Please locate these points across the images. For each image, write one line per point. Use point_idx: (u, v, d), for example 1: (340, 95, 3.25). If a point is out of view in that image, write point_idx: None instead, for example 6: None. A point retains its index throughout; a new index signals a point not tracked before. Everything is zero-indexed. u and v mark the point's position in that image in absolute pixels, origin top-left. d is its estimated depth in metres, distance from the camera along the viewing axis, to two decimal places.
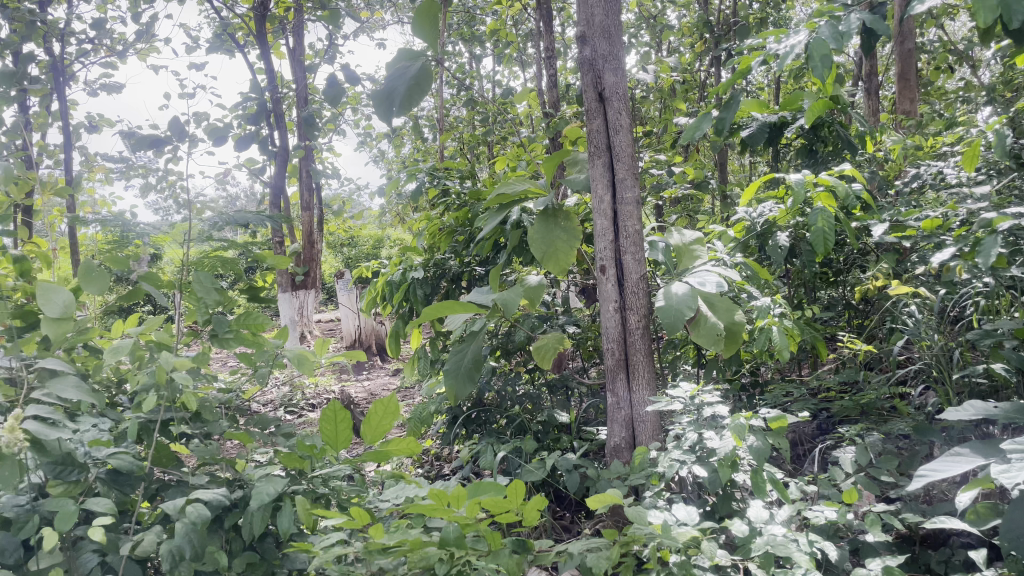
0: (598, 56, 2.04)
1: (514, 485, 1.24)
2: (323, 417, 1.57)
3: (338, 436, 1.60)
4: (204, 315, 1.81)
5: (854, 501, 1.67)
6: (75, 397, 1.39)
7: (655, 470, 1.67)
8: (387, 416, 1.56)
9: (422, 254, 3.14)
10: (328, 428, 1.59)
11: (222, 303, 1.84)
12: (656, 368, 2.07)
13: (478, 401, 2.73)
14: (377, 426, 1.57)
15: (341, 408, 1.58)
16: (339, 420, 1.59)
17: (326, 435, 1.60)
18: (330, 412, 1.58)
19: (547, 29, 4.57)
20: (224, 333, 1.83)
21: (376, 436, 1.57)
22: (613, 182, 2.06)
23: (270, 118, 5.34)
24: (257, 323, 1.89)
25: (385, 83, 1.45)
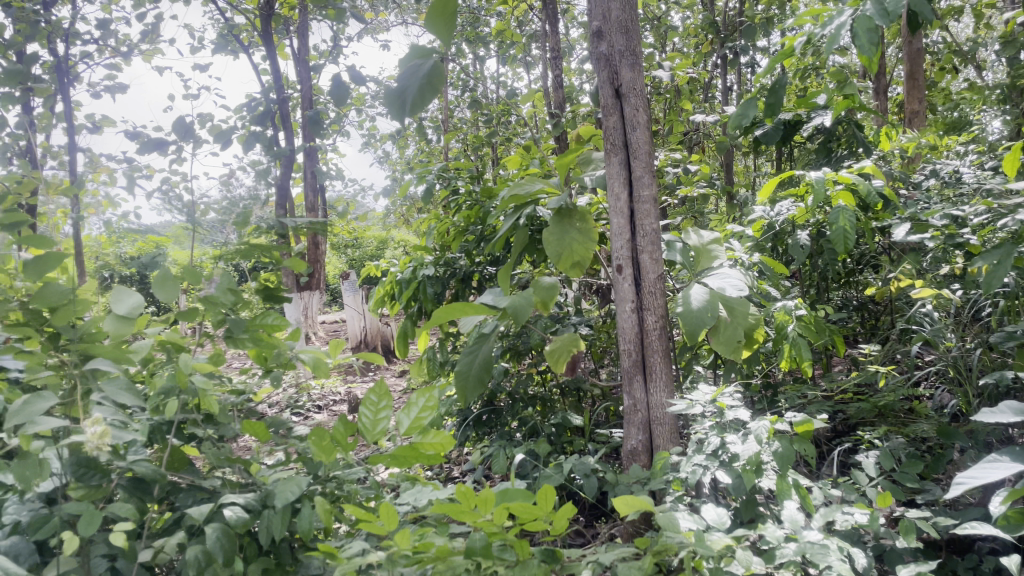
0: (614, 52, 2.00)
1: (547, 490, 1.20)
2: (370, 396, 1.54)
3: (375, 423, 1.53)
4: (219, 315, 1.77)
5: (887, 506, 1.61)
6: (132, 402, 1.45)
7: (678, 474, 1.63)
8: (426, 412, 1.56)
9: (431, 254, 3.11)
10: (368, 413, 1.54)
11: (238, 302, 1.80)
12: (673, 371, 2.03)
13: (489, 403, 2.70)
14: (415, 419, 1.56)
15: (387, 396, 1.56)
16: (381, 407, 1.55)
17: (364, 418, 1.53)
18: (375, 395, 1.56)
19: (554, 28, 4.55)
20: (239, 333, 1.79)
21: (412, 430, 1.54)
22: (629, 180, 2.01)
23: (275, 118, 5.32)
24: (273, 324, 1.88)
25: (395, 81, 1.23)
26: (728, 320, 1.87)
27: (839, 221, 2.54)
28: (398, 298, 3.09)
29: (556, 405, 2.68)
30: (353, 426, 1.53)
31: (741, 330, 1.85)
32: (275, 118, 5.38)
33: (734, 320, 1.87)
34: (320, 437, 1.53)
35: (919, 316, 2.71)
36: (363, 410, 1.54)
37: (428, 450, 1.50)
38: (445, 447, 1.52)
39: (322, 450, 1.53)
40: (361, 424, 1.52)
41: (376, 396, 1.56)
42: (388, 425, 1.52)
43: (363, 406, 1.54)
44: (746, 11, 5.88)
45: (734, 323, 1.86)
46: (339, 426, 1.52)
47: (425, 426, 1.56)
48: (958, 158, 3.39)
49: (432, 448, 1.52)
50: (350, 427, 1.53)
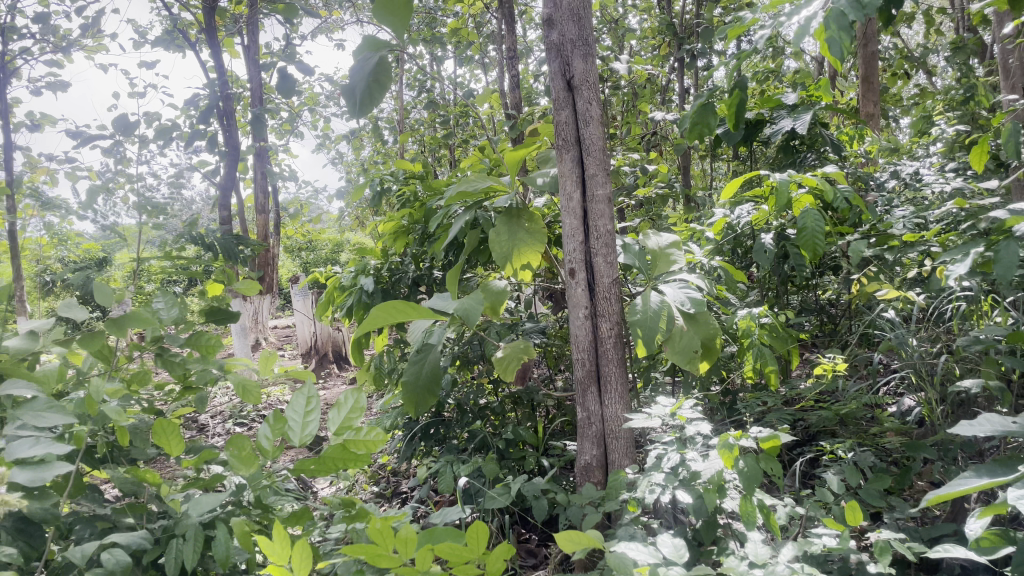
0: (566, 40, 1.87)
1: (477, 525, 1.11)
2: (296, 396, 1.37)
3: (304, 426, 1.35)
4: (152, 334, 1.57)
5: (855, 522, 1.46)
6: (58, 424, 1.23)
7: (634, 494, 1.50)
8: (356, 411, 1.40)
9: (379, 258, 2.94)
10: (297, 414, 1.37)
11: (177, 319, 1.62)
12: (629, 381, 1.91)
13: (437, 416, 2.55)
14: (344, 419, 1.39)
15: (316, 397, 1.40)
16: (310, 407, 1.38)
17: (292, 421, 1.36)
18: (300, 397, 1.40)
19: (510, 26, 4.42)
20: (172, 352, 1.60)
21: (341, 429, 1.38)
22: (583, 178, 1.89)
23: (223, 117, 5.10)
24: (209, 343, 1.65)
25: (350, 77, 1.58)
26: (686, 329, 1.81)
27: (803, 224, 2.47)
28: (344, 305, 2.91)
29: (506, 417, 2.53)
30: (283, 428, 1.39)
31: (698, 339, 1.80)
32: (222, 115, 5.14)
33: (693, 329, 1.80)
34: (240, 444, 1.36)
35: (881, 320, 2.62)
36: (291, 411, 1.38)
37: (359, 447, 1.36)
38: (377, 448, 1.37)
39: (242, 461, 1.36)
40: (289, 426, 1.35)
41: (303, 397, 1.40)
42: (317, 428, 1.35)
43: (291, 407, 1.37)
44: (704, 13, 5.82)
45: (691, 332, 1.80)
46: (266, 432, 1.37)
47: (357, 428, 1.40)
48: (917, 164, 3.34)
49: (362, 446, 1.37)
50: (279, 431, 1.37)
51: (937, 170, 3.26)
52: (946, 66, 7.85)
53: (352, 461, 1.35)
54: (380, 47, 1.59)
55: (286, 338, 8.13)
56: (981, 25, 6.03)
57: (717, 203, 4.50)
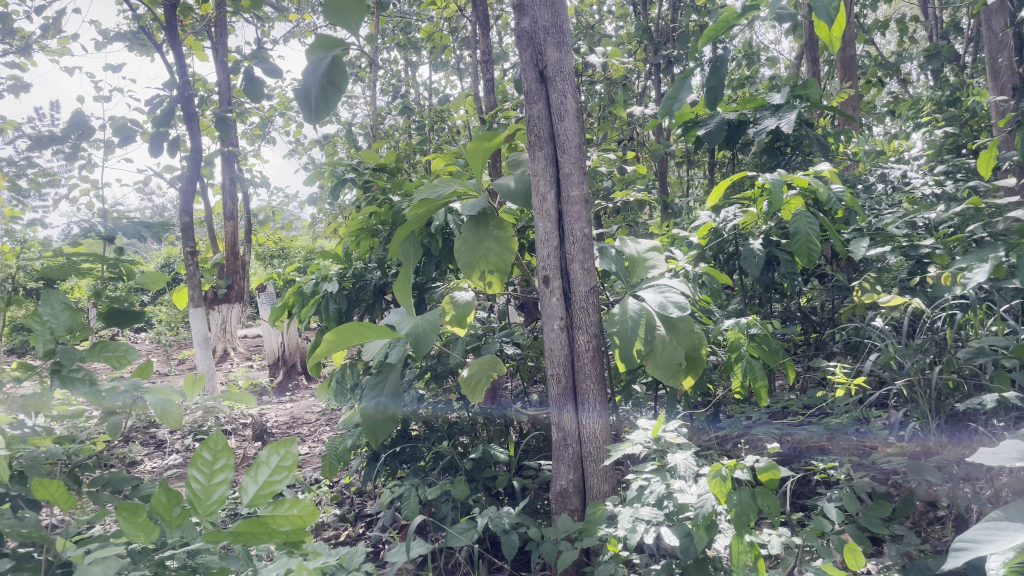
0: (538, 28, 1.72)
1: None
2: (201, 455, 1.14)
3: (209, 493, 1.15)
4: (43, 343, 1.40)
5: (854, 566, 1.37)
6: None
7: (614, 533, 1.34)
8: (278, 474, 1.19)
9: (342, 264, 2.77)
10: (201, 476, 1.16)
11: (72, 328, 1.45)
12: (608, 399, 1.76)
13: (402, 434, 2.38)
14: (263, 484, 1.18)
15: (225, 453, 1.16)
16: (219, 465, 1.16)
17: (194, 484, 1.15)
18: (209, 451, 1.16)
19: (485, 29, 4.27)
20: (70, 366, 1.40)
21: (257, 501, 1.17)
22: (556, 178, 1.74)
23: (188, 119, 4.91)
24: (118, 354, 1.49)
25: (305, 76, 1.64)
26: (669, 341, 1.68)
27: (799, 228, 2.35)
28: (304, 315, 2.74)
29: (477, 435, 2.37)
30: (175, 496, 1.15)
31: (683, 351, 1.67)
32: (185, 118, 4.94)
33: (677, 340, 1.68)
34: (131, 514, 1.13)
35: (870, 330, 2.50)
36: (193, 473, 1.16)
37: (281, 522, 1.17)
38: (305, 522, 1.17)
39: (137, 529, 1.14)
40: (189, 492, 1.15)
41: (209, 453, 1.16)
42: (227, 494, 1.15)
43: (193, 469, 1.15)
44: (681, 19, 5.73)
45: (675, 344, 1.67)
46: (159, 497, 1.15)
47: (278, 492, 1.19)
48: (904, 168, 3.24)
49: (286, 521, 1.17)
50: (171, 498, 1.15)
51: (922, 175, 3.17)
52: (919, 75, 7.86)
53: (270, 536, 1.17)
54: (332, 47, 1.66)
55: (254, 347, 7.92)
56: (955, 32, 6.00)
57: (695, 209, 4.39)
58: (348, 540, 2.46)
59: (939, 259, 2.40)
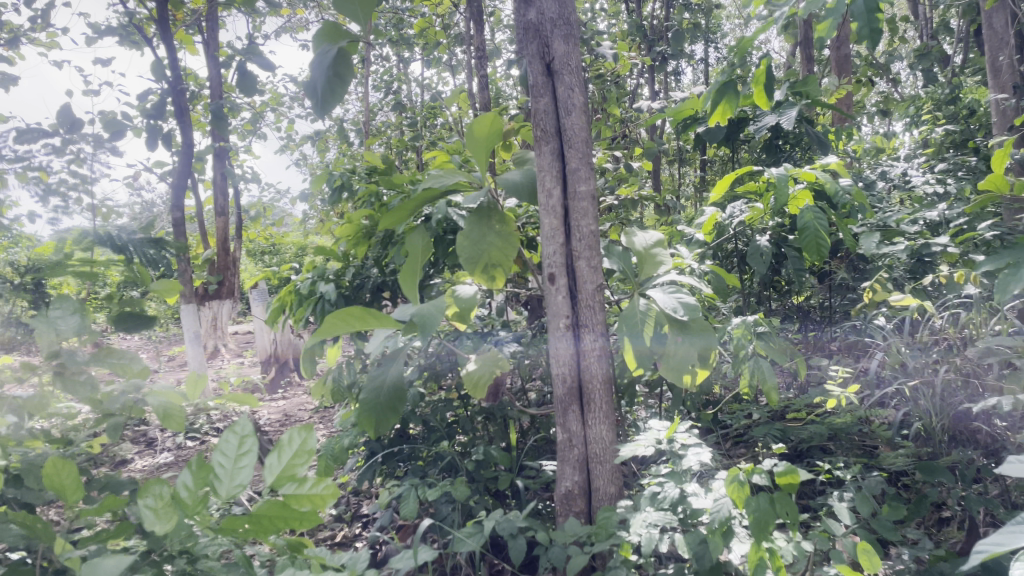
0: (545, 20, 1.68)
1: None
2: (228, 436, 1.16)
3: (233, 475, 1.13)
4: (47, 347, 1.36)
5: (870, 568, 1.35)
6: None
7: (627, 539, 1.31)
8: (299, 457, 1.17)
9: (338, 261, 2.73)
10: (225, 459, 1.15)
11: (79, 331, 1.40)
12: (614, 400, 1.73)
13: (400, 434, 2.35)
14: (285, 466, 1.16)
15: (251, 437, 1.17)
16: (245, 448, 1.16)
17: (220, 467, 1.14)
18: (236, 434, 1.17)
19: (479, 25, 4.22)
20: (74, 370, 1.39)
21: (279, 482, 1.16)
22: (563, 173, 1.70)
23: (180, 114, 4.84)
24: (122, 361, 1.45)
25: (311, 70, 1.60)
26: (681, 343, 1.65)
27: (805, 223, 2.33)
28: (300, 313, 2.69)
29: (476, 434, 2.34)
30: (206, 476, 1.15)
31: (695, 352, 1.64)
32: (177, 112, 4.88)
33: (689, 340, 1.65)
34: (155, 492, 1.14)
35: (873, 330, 2.48)
36: (219, 454, 1.16)
37: (301, 504, 1.15)
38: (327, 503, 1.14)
39: (159, 517, 1.11)
40: (214, 474, 1.14)
41: (236, 437, 1.17)
42: (249, 477, 1.13)
43: (219, 450, 1.15)
44: (674, 17, 5.71)
45: (687, 346, 1.64)
46: (186, 480, 1.15)
47: (301, 476, 1.17)
48: (903, 167, 3.23)
49: (307, 503, 1.15)
50: (201, 479, 1.15)
51: (922, 174, 3.16)
52: (909, 74, 7.87)
53: (291, 520, 1.14)
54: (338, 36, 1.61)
55: (245, 344, 7.86)
56: (946, 32, 6.00)
57: (690, 207, 4.37)
58: (346, 541, 2.43)
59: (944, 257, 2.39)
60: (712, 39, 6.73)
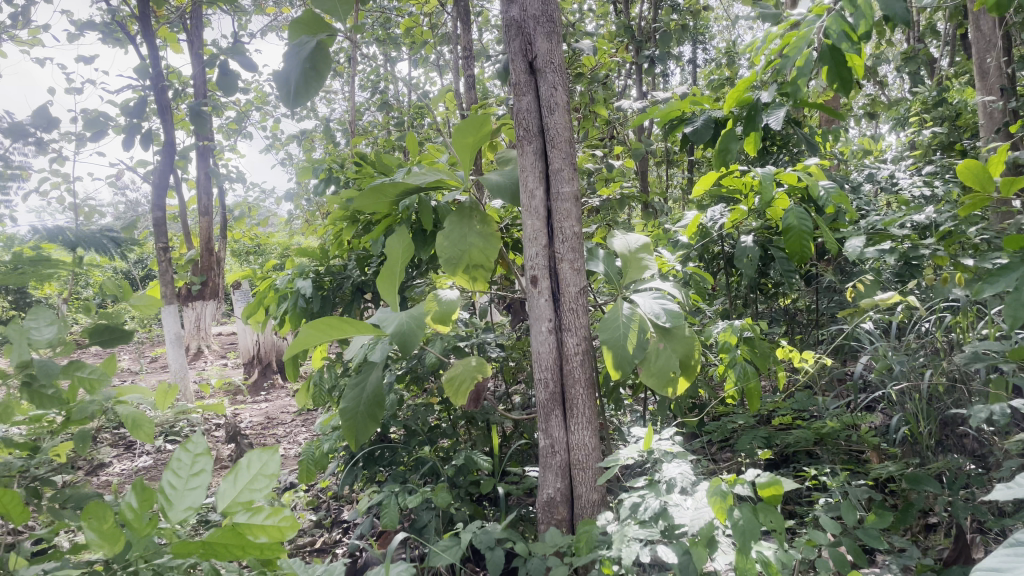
0: (528, 17, 1.65)
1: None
2: (180, 453, 1.07)
3: (181, 498, 1.05)
4: (16, 357, 1.27)
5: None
6: None
7: (609, 552, 1.27)
8: (258, 480, 1.07)
9: (320, 262, 2.69)
10: (176, 479, 1.06)
11: (51, 342, 1.32)
12: (597, 405, 1.69)
13: (381, 438, 2.30)
14: (240, 489, 1.06)
15: (206, 456, 1.09)
16: (198, 469, 1.08)
17: (169, 488, 1.05)
18: (188, 455, 1.09)
19: (466, 24, 4.17)
20: (42, 383, 1.29)
21: (232, 508, 1.05)
22: (545, 173, 1.67)
23: (162, 111, 4.77)
24: (92, 377, 1.36)
25: (285, 64, 1.56)
26: (662, 348, 1.62)
27: (789, 222, 2.30)
28: (280, 315, 2.64)
29: (459, 439, 2.30)
30: (149, 498, 1.05)
31: (676, 357, 1.61)
32: (159, 110, 4.81)
33: (670, 346, 1.62)
34: (99, 514, 1.00)
35: (860, 333, 2.46)
36: (170, 474, 1.07)
37: (256, 534, 1.02)
38: (284, 530, 1.03)
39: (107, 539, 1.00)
40: (161, 497, 1.05)
41: (191, 456, 1.09)
42: (199, 500, 1.05)
43: (171, 469, 1.07)
44: (662, 18, 5.68)
45: (668, 351, 1.61)
46: (131, 501, 1.04)
47: (255, 504, 1.06)
48: (891, 170, 3.22)
49: (261, 533, 1.03)
50: (143, 498, 1.04)
51: (909, 177, 3.16)
52: (896, 77, 7.89)
53: (243, 549, 1.01)
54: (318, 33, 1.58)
55: (229, 345, 7.78)
56: (933, 35, 6.00)
57: (677, 208, 4.35)
58: (325, 548, 2.38)
59: (931, 260, 2.37)
60: (699, 40, 6.72)
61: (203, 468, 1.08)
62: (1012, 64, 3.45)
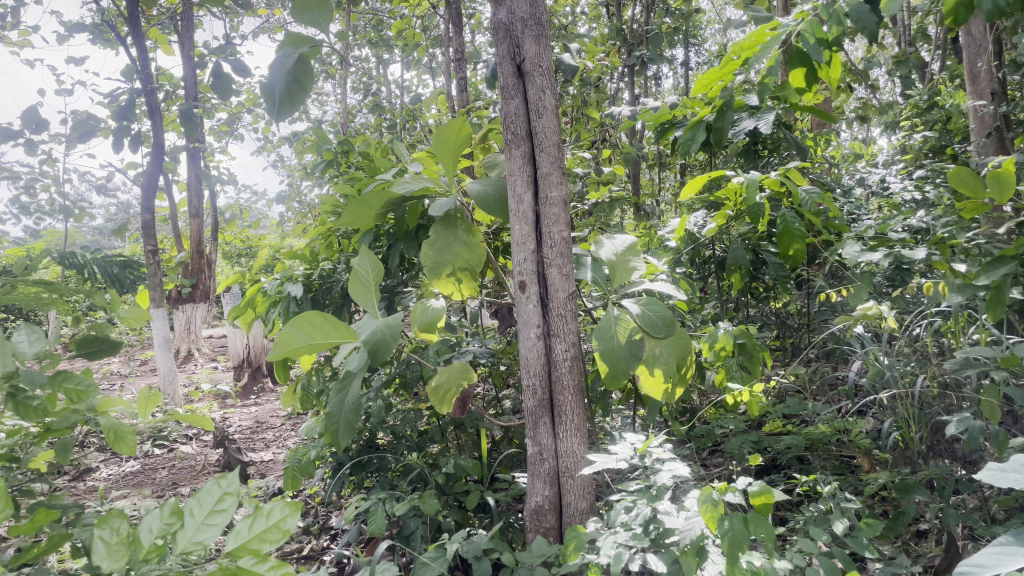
0: (516, 20, 1.63)
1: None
2: (210, 486, 0.99)
3: (197, 529, 0.97)
4: (3, 367, 1.25)
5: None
6: None
7: (597, 562, 1.26)
8: (272, 532, 0.98)
9: (308, 265, 2.66)
10: (198, 510, 0.98)
11: (40, 353, 1.31)
12: (586, 412, 1.68)
13: (369, 444, 2.28)
14: (253, 535, 0.97)
15: (235, 497, 0.99)
16: (222, 506, 0.98)
17: (188, 517, 0.97)
18: (218, 490, 1.00)
19: (457, 27, 4.15)
20: (28, 393, 1.27)
21: (239, 552, 0.96)
22: (533, 177, 1.65)
23: (151, 113, 4.73)
24: (78, 389, 1.34)
25: (270, 74, 1.53)
26: (659, 351, 1.62)
27: (782, 225, 2.29)
28: (268, 320, 2.62)
29: (447, 445, 2.27)
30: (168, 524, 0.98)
31: (673, 360, 1.61)
32: (149, 111, 4.77)
33: (666, 348, 1.62)
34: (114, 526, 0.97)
35: (851, 338, 2.45)
36: (194, 503, 0.98)
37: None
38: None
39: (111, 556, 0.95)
40: (180, 524, 0.97)
41: (221, 492, 1.00)
42: (213, 536, 0.96)
43: (197, 499, 0.99)
44: (654, 21, 5.67)
45: (665, 354, 1.61)
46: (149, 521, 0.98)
47: (265, 553, 0.97)
48: (882, 174, 3.21)
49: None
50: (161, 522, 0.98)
51: (901, 181, 3.15)
52: (888, 81, 7.91)
53: None
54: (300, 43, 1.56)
55: (219, 348, 7.74)
56: (923, 39, 6.01)
57: (668, 211, 4.34)
58: (313, 555, 2.36)
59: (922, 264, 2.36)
60: (691, 43, 6.72)
61: (232, 506, 0.99)
62: (1003, 68, 3.45)
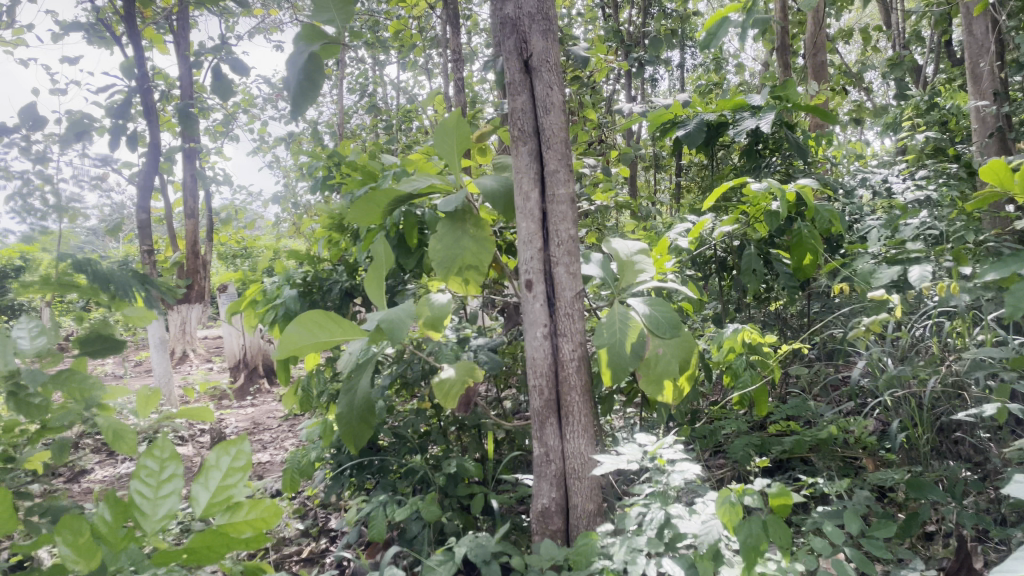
0: (523, 15, 1.61)
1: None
2: (144, 461, 0.97)
3: (158, 504, 0.95)
4: (3, 364, 1.23)
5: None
6: None
7: (611, 565, 1.24)
8: (232, 477, 0.96)
9: (307, 266, 2.63)
10: (145, 487, 0.96)
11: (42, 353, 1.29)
12: (593, 413, 1.65)
13: (371, 446, 2.25)
14: (216, 490, 0.95)
15: (175, 460, 0.98)
16: (167, 474, 0.97)
17: (140, 496, 0.95)
18: (155, 459, 0.98)
19: (455, 28, 4.13)
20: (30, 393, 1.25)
21: (211, 510, 0.93)
22: (541, 175, 1.63)
23: (147, 112, 4.69)
24: (80, 386, 1.33)
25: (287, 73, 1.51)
26: (663, 352, 1.59)
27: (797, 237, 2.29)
28: (266, 321, 2.59)
29: (449, 446, 2.25)
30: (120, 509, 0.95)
31: (677, 361, 1.59)
32: (144, 111, 4.73)
33: (671, 350, 1.60)
34: (73, 529, 0.90)
35: (856, 339, 2.43)
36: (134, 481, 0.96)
37: (241, 531, 0.96)
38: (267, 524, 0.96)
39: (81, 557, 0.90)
40: (135, 506, 0.95)
41: (153, 459, 0.98)
42: (176, 503, 0.95)
43: (138, 477, 0.96)
44: (652, 22, 5.65)
45: (670, 355, 1.59)
46: (102, 514, 0.94)
47: (235, 500, 0.96)
48: (884, 175, 3.20)
49: (247, 529, 0.96)
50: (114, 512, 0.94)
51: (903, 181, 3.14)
52: (882, 83, 7.92)
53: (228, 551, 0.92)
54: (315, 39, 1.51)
55: (214, 350, 7.70)
56: (918, 41, 6.01)
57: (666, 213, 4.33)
58: (313, 558, 2.33)
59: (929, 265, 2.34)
60: (688, 44, 6.70)
61: (163, 468, 0.98)
62: (1004, 69, 3.44)
